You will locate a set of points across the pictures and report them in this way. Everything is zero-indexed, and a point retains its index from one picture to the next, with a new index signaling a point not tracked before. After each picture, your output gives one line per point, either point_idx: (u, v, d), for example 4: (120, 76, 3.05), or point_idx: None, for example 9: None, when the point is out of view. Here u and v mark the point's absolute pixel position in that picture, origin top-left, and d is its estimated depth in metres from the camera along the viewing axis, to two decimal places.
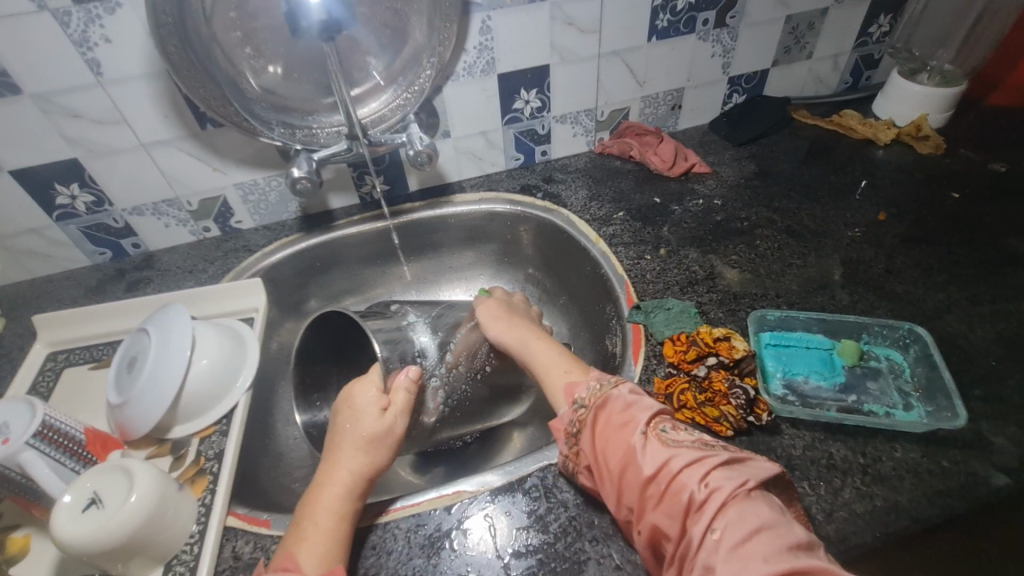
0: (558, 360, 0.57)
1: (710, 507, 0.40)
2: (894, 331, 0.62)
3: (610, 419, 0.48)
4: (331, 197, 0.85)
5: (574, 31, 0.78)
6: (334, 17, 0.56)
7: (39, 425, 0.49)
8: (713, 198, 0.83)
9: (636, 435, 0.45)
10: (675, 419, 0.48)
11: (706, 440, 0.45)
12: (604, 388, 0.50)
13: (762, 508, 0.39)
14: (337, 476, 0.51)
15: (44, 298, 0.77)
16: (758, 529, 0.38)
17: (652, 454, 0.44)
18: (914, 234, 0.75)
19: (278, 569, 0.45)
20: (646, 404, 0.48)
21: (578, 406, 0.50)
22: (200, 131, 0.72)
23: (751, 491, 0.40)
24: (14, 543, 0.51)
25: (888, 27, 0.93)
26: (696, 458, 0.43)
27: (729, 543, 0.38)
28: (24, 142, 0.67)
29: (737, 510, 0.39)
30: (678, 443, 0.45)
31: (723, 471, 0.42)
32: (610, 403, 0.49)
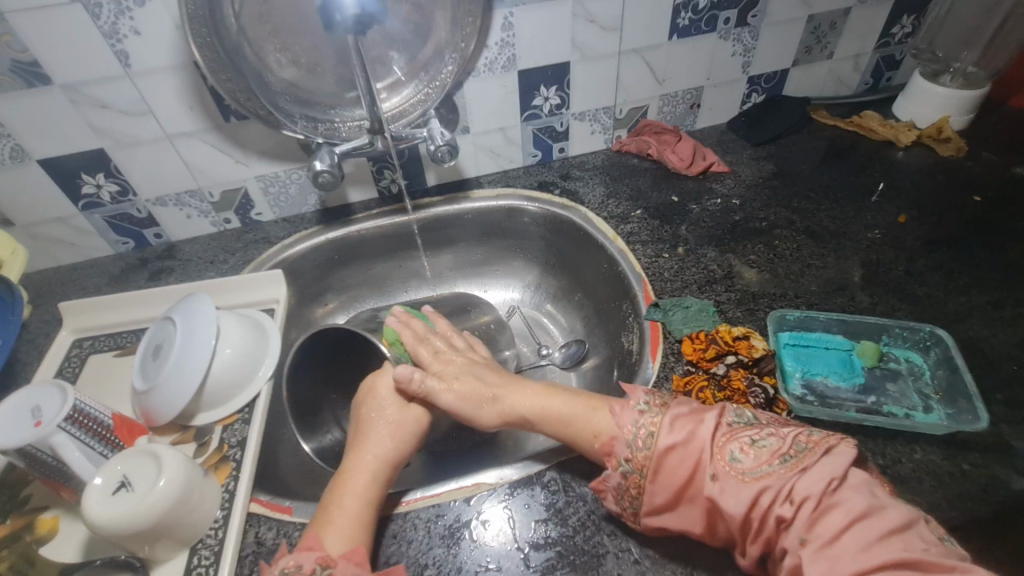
0: (577, 404, 0.55)
1: (805, 522, 0.42)
2: (914, 333, 0.62)
3: (673, 475, 0.47)
4: (350, 191, 0.86)
5: (596, 28, 0.78)
6: (367, 11, 0.57)
7: (71, 409, 0.50)
8: (732, 197, 0.83)
9: (710, 481, 0.46)
10: (733, 434, 0.48)
11: (773, 450, 0.46)
12: (650, 447, 0.48)
13: (852, 500, 0.42)
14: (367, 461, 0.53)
15: (68, 285, 0.79)
16: (851, 526, 0.41)
17: (733, 495, 0.45)
18: (934, 236, 0.74)
19: (301, 548, 0.46)
20: (700, 440, 0.48)
21: (625, 466, 0.49)
22: (224, 123, 0.73)
23: (838, 489, 0.43)
24: (43, 524, 0.52)
25: (911, 28, 0.91)
26: (775, 482, 0.44)
27: (819, 544, 0.41)
28: (52, 132, 0.68)
29: (831, 510, 0.42)
30: (752, 470, 0.45)
31: (803, 481, 0.44)
32: (665, 460, 0.48)
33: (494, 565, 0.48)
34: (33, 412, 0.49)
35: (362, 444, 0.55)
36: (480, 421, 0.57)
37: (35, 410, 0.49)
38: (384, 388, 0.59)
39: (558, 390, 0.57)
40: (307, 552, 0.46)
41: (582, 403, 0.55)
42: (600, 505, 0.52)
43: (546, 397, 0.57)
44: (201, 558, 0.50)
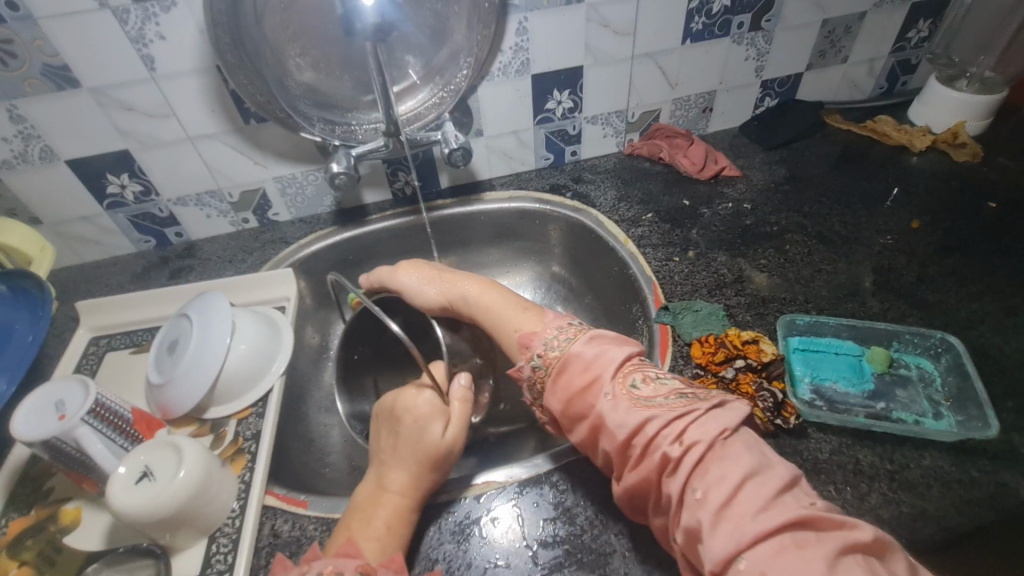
0: (507, 300, 0.63)
1: (692, 467, 0.41)
2: (925, 340, 0.61)
3: (572, 382, 0.49)
4: (365, 192, 0.87)
5: (609, 33, 0.78)
6: (387, 19, 0.58)
7: (94, 402, 0.51)
8: (743, 201, 0.83)
9: (605, 398, 0.47)
10: (642, 368, 0.49)
11: (674, 389, 0.47)
12: (563, 349, 0.51)
13: (743, 456, 0.41)
14: (398, 480, 0.51)
15: (93, 283, 0.81)
16: (743, 483, 0.39)
17: (622, 415, 0.46)
18: (947, 242, 0.74)
19: (340, 554, 0.46)
20: (608, 359, 0.49)
21: (536, 360, 0.53)
22: (244, 125, 0.75)
23: (730, 439, 0.42)
24: (67, 514, 0.54)
25: (927, 31, 0.91)
26: (671, 416, 0.44)
27: (717, 505, 0.39)
28: (81, 133, 0.70)
29: (718, 461, 0.41)
30: (648, 399, 0.46)
31: (700, 424, 0.43)
32: (569, 365, 0.50)
33: (503, 561, 0.49)
34: (56, 406, 0.51)
35: (399, 457, 0.53)
36: (425, 301, 0.68)
37: (59, 404, 0.51)
38: (457, 426, 0.55)
39: (495, 288, 0.66)
40: (346, 558, 0.45)
41: (512, 306, 0.62)
42: (609, 505, 0.52)
43: (485, 289, 0.65)
44: (220, 545, 0.51)
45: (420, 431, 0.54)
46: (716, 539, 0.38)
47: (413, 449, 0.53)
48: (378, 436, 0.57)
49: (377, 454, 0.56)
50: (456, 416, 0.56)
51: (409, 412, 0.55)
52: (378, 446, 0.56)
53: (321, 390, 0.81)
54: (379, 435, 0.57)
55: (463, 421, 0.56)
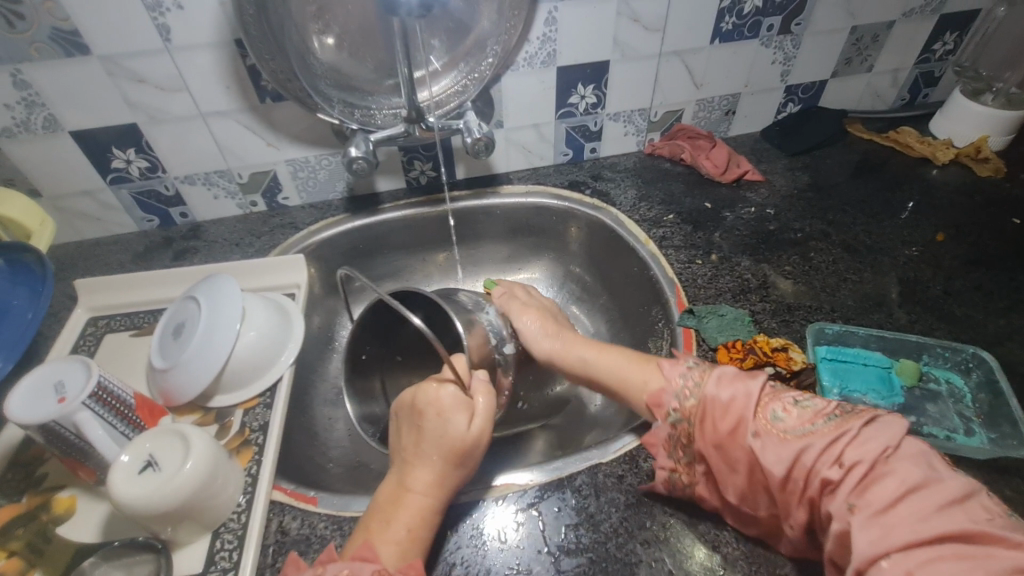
0: (631, 358, 0.56)
1: (852, 486, 0.39)
2: (956, 354, 0.60)
3: (716, 426, 0.46)
4: (379, 180, 0.85)
5: (639, 28, 0.76)
6: None
7: (95, 386, 0.48)
8: (766, 207, 0.82)
9: (752, 436, 0.44)
10: (779, 396, 0.46)
11: (819, 411, 0.44)
12: (697, 394, 0.48)
13: (907, 469, 0.38)
14: (422, 482, 0.48)
15: (92, 261, 0.78)
16: (908, 493, 0.37)
17: (773, 451, 0.43)
18: (973, 257, 0.73)
19: (355, 559, 0.43)
20: (744, 399, 0.46)
21: (673, 416, 0.48)
22: (259, 104, 0.72)
23: (894, 456, 0.39)
24: (61, 503, 0.51)
25: (953, 45, 0.90)
26: (829, 442, 0.41)
27: (870, 511, 0.37)
28: (88, 104, 0.67)
29: (888, 477, 0.38)
30: (797, 429, 0.43)
31: (857, 446, 0.40)
32: (710, 412, 0.47)
33: (523, 568, 0.47)
34: (56, 388, 0.48)
35: (421, 458, 0.50)
36: (537, 348, 0.63)
37: (58, 386, 0.48)
38: (482, 422, 0.52)
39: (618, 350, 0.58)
40: (362, 562, 0.43)
41: (635, 360, 0.56)
42: (633, 512, 0.50)
43: (603, 352, 0.58)
44: (224, 542, 0.48)
45: (442, 426, 0.51)
46: (862, 540, 0.36)
47: (433, 448, 0.50)
48: (404, 435, 0.53)
49: (401, 453, 0.52)
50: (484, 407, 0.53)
51: (429, 407, 0.52)
52: (402, 444, 0.52)
53: (325, 382, 0.79)
54: (405, 432, 0.53)
55: (490, 417, 0.53)
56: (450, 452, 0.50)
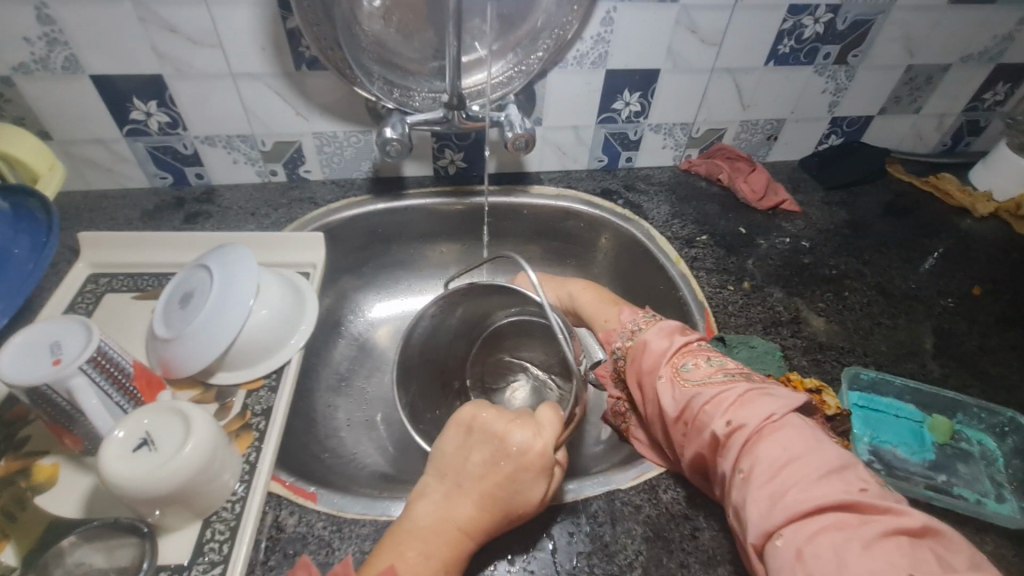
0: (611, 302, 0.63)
1: (739, 447, 0.42)
2: (993, 417, 0.57)
3: (641, 367, 0.51)
4: (406, 164, 0.81)
5: (695, 39, 0.74)
6: None
7: (94, 351, 0.44)
8: (801, 239, 0.79)
9: (662, 381, 0.48)
10: (695, 351, 0.49)
11: (721, 369, 0.47)
12: (636, 338, 0.53)
13: (789, 436, 0.41)
14: (475, 524, 0.43)
15: (97, 214, 0.74)
16: (786, 459, 0.39)
17: (671, 396, 0.47)
18: (1009, 316, 0.71)
19: None
20: (665, 350, 0.50)
21: (616, 354, 0.55)
22: (294, 71, 0.68)
23: (779, 421, 0.42)
24: (41, 471, 0.48)
25: (1003, 96, 0.89)
26: (719, 393, 0.45)
27: (761, 479, 0.39)
28: (113, 48, 0.63)
29: (769, 437, 0.41)
30: (699, 380, 0.47)
31: (739, 407, 0.43)
32: (640, 356, 0.51)
33: None
34: (52, 348, 0.44)
35: (485, 496, 0.44)
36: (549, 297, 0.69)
37: (55, 346, 0.44)
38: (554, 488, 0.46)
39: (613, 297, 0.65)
40: None
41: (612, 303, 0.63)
42: (650, 547, 0.47)
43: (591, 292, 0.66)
44: (215, 532, 0.45)
45: (528, 477, 0.44)
46: (755, 514, 0.39)
47: (503, 496, 0.43)
48: (472, 457, 0.46)
49: (457, 473, 0.45)
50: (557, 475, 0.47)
51: (521, 448, 0.45)
52: (463, 465, 0.45)
53: (328, 368, 0.76)
54: (478, 454, 0.46)
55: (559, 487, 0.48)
56: (515, 505, 0.44)
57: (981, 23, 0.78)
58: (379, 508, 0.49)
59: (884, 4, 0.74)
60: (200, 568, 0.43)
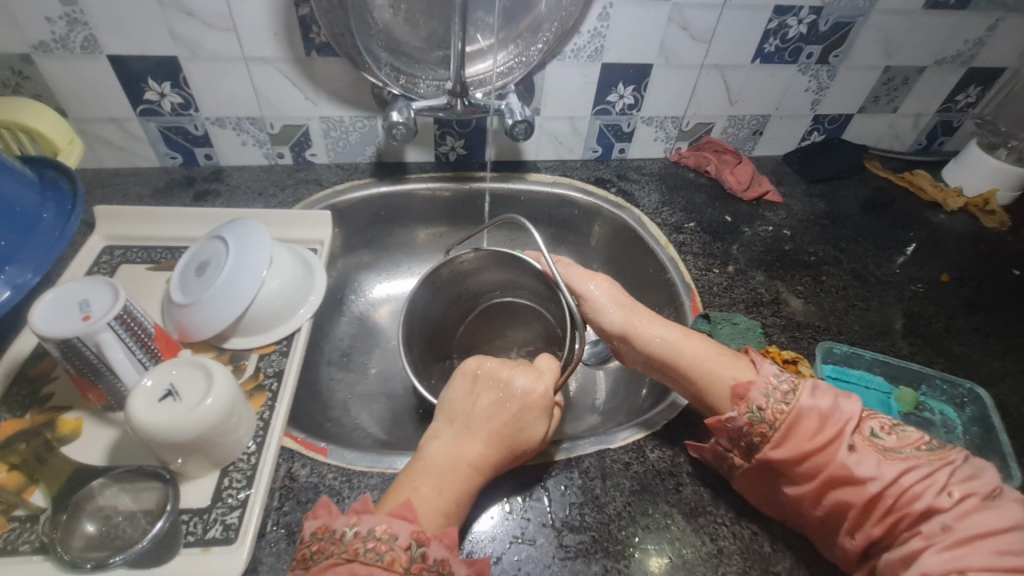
0: (707, 349, 0.54)
1: (957, 515, 0.41)
2: (953, 388, 0.62)
3: (809, 436, 0.45)
4: (409, 150, 0.85)
5: (687, 36, 0.78)
6: None
7: (121, 309, 0.47)
8: (783, 228, 0.84)
9: (847, 450, 0.44)
10: (872, 417, 0.47)
11: (918, 438, 0.46)
12: (791, 403, 0.46)
13: (1013, 509, 0.41)
14: (482, 457, 0.48)
15: (110, 190, 0.77)
16: (1009, 532, 0.39)
17: (871, 467, 0.44)
18: (974, 301, 0.76)
19: (396, 515, 0.42)
20: (846, 412, 0.46)
21: (756, 413, 0.47)
22: (304, 56, 0.72)
23: (998, 495, 0.42)
24: (66, 424, 0.50)
25: (975, 98, 0.94)
26: (930, 469, 0.43)
27: (974, 541, 0.39)
28: (131, 30, 0.66)
29: (990, 511, 0.41)
30: (896, 450, 0.45)
31: (961, 481, 0.43)
32: (804, 420, 0.46)
33: (526, 537, 0.48)
34: (81, 306, 0.47)
35: (493, 434, 0.49)
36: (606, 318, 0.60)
37: (84, 304, 0.47)
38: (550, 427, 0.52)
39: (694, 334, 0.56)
40: (400, 520, 0.41)
41: (720, 354, 0.54)
42: (637, 499, 0.51)
43: (682, 335, 0.56)
44: (233, 480, 0.48)
45: (531, 415, 0.50)
46: (934, 558, 0.39)
47: (508, 434, 0.49)
48: (477, 402, 0.51)
49: (464, 416, 0.50)
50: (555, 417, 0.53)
51: (523, 393, 0.51)
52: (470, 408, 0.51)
53: (331, 343, 0.79)
54: (483, 399, 0.51)
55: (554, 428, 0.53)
56: (517, 442, 0.49)
57: (953, 28, 0.83)
58: (385, 462, 0.52)
59: (863, 8, 0.79)
60: (218, 512, 0.46)
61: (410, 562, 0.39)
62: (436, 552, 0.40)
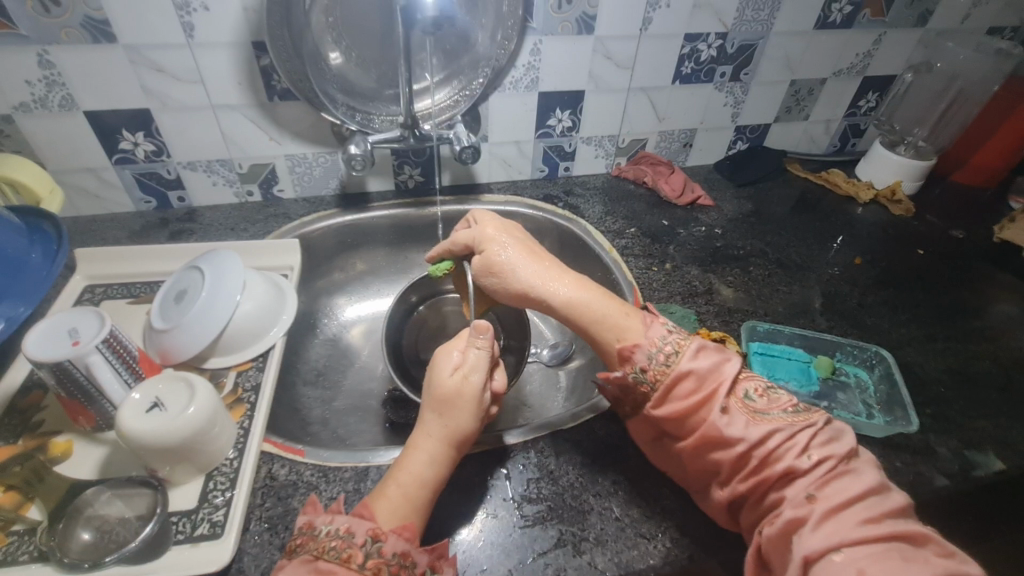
0: (613, 306, 0.57)
1: (815, 479, 0.45)
2: (863, 352, 0.72)
3: (688, 396, 0.50)
4: (370, 180, 0.92)
5: (612, 64, 0.87)
6: (443, 14, 0.65)
7: (108, 333, 0.52)
8: (714, 227, 0.93)
9: (719, 412, 0.49)
10: (753, 381, 0.52)
11: (787, 402, 0.51)
12: (671, 363, 0.51)
13: (866, 473, 0.46)
14: (420, 465, 0.50)
15: (89, 235, 0.82)
16: (860, 496, 0.44)
17: (739, 427, 0.49)
18: (883, 279, 0.85)
19: (353, 514, 0.46)
20: (722, 373, 0.51)
21: (639, 373, 0.52)
22: (267, 102, 0.79)
23: (851, 460, 0.47)
24: (57, 446, 0.54)
25: (875, 102, 1.06)
26: (794, 434, 0.48)
27: (826, 505, 0.44)
28: (105, 88, 0.72)
29: (843, 478, 0.45)
30: (764, 412, 0.50)
31: (820, 444, 0.47)
32: (680, 378, 0.51)
33: (490, 511, 0.54)
34: (70, 333, 0.52)
35: (418, 443, 0.52)
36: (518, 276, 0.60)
37: (73, 331, 0.52)
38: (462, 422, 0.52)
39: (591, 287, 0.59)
40: (359, 519, 0.46)
41: (616, 304, 0.58)
42: (587, 470, 0.57)
43: (578, 289, 0.58)
44: (217, 483, 0.53)
45: (444, 411, 0.53)
46: (815, 536, 0.42)
47: (427, 441, 0.52)
48: (460, 419, 0.52)
49: (453, 428, 0.52)
50: (478, 412, 0.53)
51: (440, 396, 0.53)
52: (456, 420, 0.52)
53: (306, 363, 0.84)
54: (461, 414, 0.53)
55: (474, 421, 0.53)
56: (430, 449, 0.51)
57: (844, 45, 0.95)
58: (359, 457, 0.57)
59: (763, 32, 0.90)
60: (204, 511, 0.50)
61: (365, 558, 0.43)
62: (394, 545, 0.44)
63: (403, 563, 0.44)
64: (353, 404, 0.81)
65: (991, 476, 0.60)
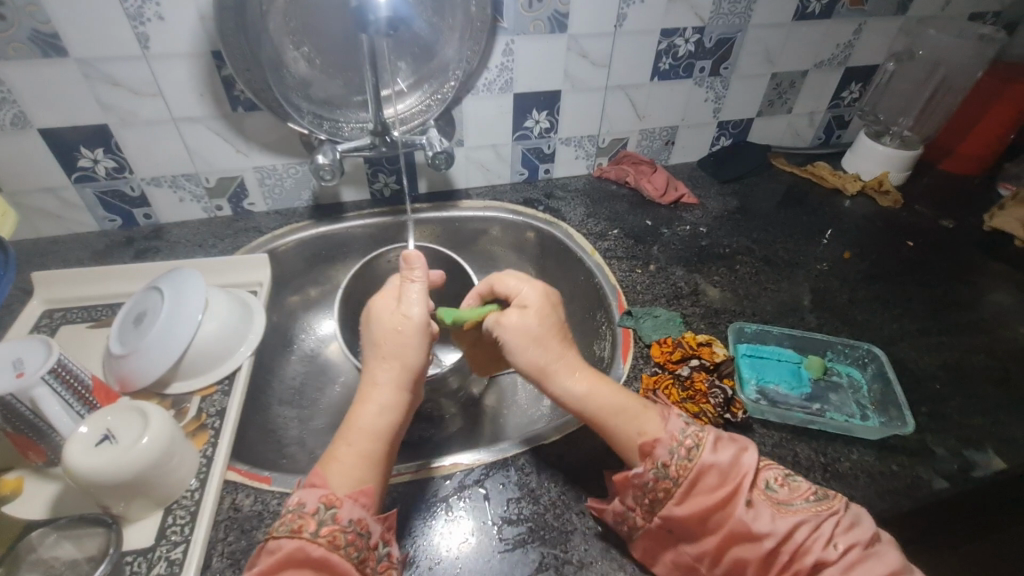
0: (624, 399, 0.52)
1: (842, 567, 0.43)
2: (854, 351, 0.70)
3: (710, 492, 0.47)
4: (344, 190, 0.89)
5: (587, 62, 0.85)
6: (398, 15, 0.63)
7: (55, 363, 0.50)
8: (699, 226, 0.90)
9: (744, 506, 0.46)
10: (772, 468, 0.49)
11: (808, 489, 0.48)
12: (692, 458, 0.48)
13: (889, 555, 0.44)
14: (370, 418, 0.50)
15: (51, 257, 0.79)
16: None
17: (767, 522, 0.45)
18: (873, 273, 0.83)
19: (306, 485, 0.46)
20: (744, 466, 0.47)
21: (660, 469, 0.48)
22: (231, 112, 0.76)
23: (876, 541, 0.45)
24: (6, 484, 0.51)
25: (858, 93, 1.04)
26: (817, 521, 0.45)
27: None
28: (59, 105, 0.69)
29: (872, 562, 0.43)
30: (788, 502, 0.47)
31: (845, 531, 0.45)
32: (701, 474, 0.47)
33: (469, 536, 0.51)
34: (15, 364, 0.49)
35: (367, 393, 0.52)
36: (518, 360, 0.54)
37: (17, 362, 0.49)
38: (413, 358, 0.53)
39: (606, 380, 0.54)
40: (311, 490, 0.45)
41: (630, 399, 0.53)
42: (569, 488, 0.55)
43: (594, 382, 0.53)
44: (176, 517, 0.50)
45: (389, 345, 0.53)
46: None
47: (374, 388, 0.52)
48: (410, 348, 0.53)
49: (405, 364, 0.53)
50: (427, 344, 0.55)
51: (383, 334, 0.54)
52: (406, 353, 0.53)
53: (281, 381, 0.81)
54: (410, 349, 0.53)
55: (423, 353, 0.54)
56: (379, 397, 0.51)
57: (824, 36, 0.93)
58: None
59: (740, 24, 0.88)
60: (161, 549, 0.47)
61: (319, 526, 0.43)
62: (350, 511, 0.44)
63: (359, 530, 0.44)
64: (332, 423, 0.78)
65: (991, 476, 0.58)
